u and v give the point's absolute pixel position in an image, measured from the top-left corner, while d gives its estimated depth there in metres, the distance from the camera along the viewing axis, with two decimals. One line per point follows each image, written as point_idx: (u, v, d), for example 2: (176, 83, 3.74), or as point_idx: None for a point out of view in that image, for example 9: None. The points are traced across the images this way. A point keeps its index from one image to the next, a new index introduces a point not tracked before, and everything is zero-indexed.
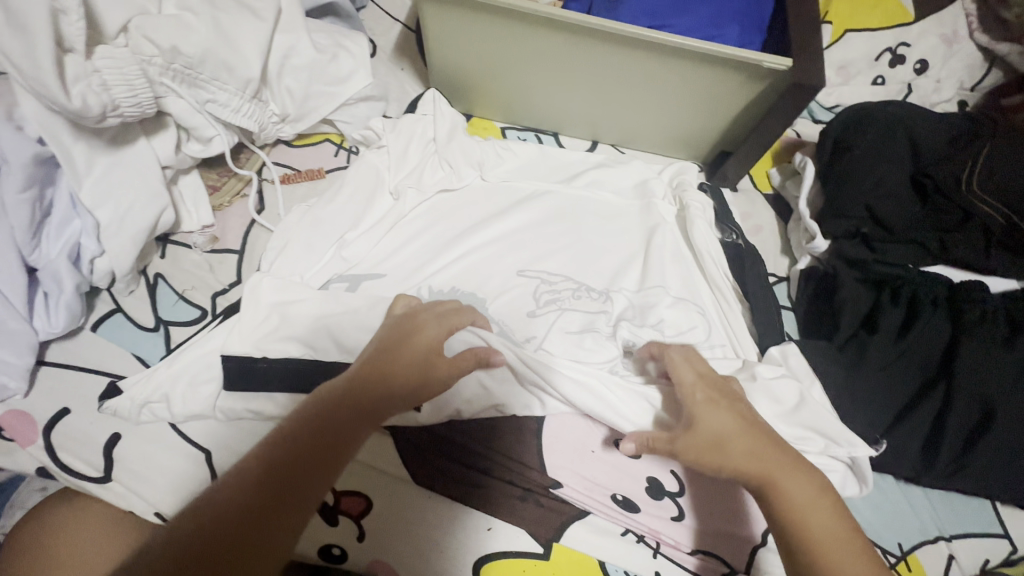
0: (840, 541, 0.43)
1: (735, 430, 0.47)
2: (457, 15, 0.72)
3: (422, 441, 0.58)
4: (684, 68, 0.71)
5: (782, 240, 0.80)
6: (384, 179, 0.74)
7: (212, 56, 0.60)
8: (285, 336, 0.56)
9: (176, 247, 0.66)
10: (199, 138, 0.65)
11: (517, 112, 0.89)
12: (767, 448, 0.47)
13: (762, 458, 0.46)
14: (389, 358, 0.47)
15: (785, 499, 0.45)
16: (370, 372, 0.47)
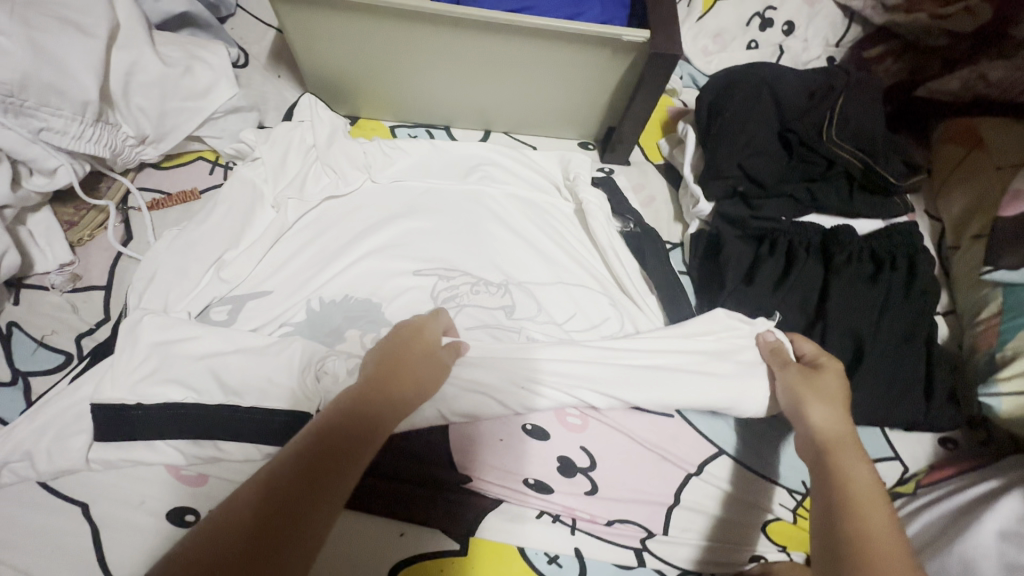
0: (880, 501, 0.42)
1: (825, 422, 0.48)
2: (315, 16, 0.70)
3: None
4: (550, 48, 0.72)
5: (674, 206, 0.82)
6: (262, 192, 0.71)
7: (34, 79, 0.55)
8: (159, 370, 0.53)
9: (31, 291, 0.60)
10: (41, 171, 0.59)
11: (404, 110, 0.87)
12: (844, 427, 0.48)
13: (841, 430, 0.48)
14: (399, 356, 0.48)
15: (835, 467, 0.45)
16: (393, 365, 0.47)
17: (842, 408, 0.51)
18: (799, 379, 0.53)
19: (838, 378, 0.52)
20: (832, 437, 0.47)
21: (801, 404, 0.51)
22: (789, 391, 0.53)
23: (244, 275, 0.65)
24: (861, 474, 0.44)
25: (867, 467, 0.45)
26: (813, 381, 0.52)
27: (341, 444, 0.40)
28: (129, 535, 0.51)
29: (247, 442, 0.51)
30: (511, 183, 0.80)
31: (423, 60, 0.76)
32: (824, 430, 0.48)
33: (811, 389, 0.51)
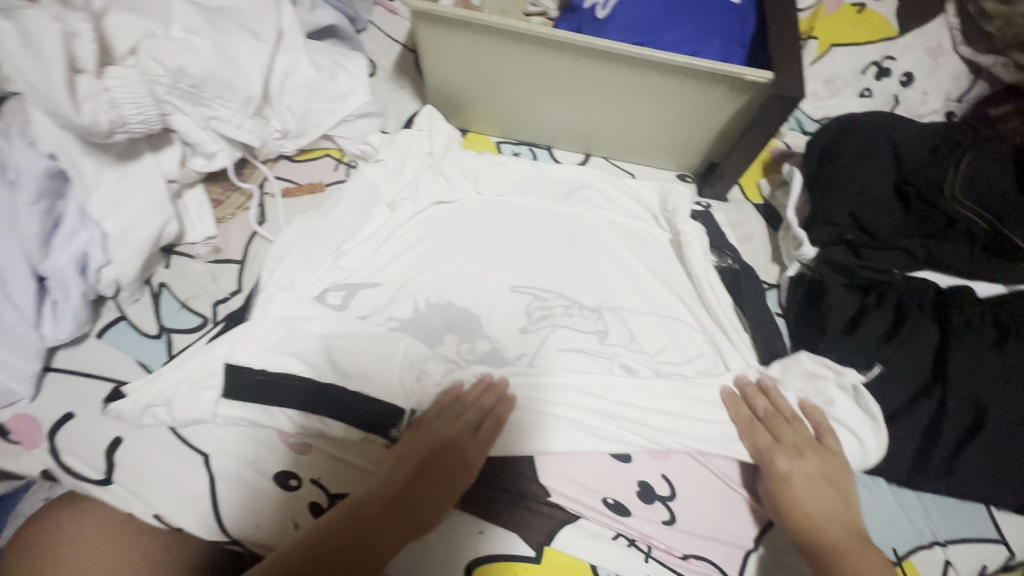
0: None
1: (819, 508, 0.54)
2: (449, 36, 0.75)
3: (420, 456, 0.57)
4: (669, 82, 0.74)
5: (771, 247, 0.81)
6: (381, 191, 0.76)
7: (215, 76, 0.62)
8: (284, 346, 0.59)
9: (179, 258, 0.68)
10: (203, 154, 0.67)
11: (512, 127, 0.91)
12: (838, 522, 0.53)
13: (834, 533, 0.52)
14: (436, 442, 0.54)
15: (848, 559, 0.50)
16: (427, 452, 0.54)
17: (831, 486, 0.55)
18: (793, 474, 0.55)
19: (808, 465, 0.56)
20: (832, 527, 0.53)
21: (796, 497, 0.54)
22: (777, 488, 0.56)
23: (360, 267, 0.70)
24: (866, 566, 0.50)
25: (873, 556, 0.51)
26: (824, 467, 0.56)
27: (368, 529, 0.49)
28: (242, 490, 0.56)
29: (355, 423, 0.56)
30: (610, 209, 0.83)
31: (540, 83, 0.80)
32: (816, 517, 0.53)
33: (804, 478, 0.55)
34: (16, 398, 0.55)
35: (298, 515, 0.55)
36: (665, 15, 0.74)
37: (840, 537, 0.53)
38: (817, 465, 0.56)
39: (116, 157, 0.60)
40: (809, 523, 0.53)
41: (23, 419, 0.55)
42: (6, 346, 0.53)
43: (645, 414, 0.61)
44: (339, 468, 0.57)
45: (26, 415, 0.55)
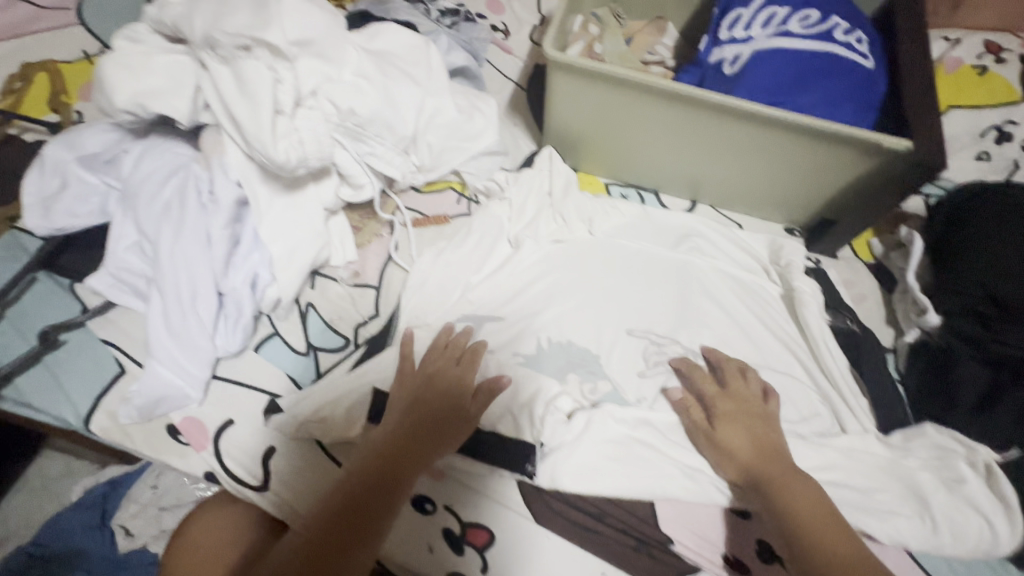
0: (826, 524, 0.54)
1: (748, 445, 0.61)
2: (582, 83, 0.78)
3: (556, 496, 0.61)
4: (798, 142, 0.75)
5: (885, 310, 0.81)
6: (504, 228, 0.80)
7: (379, 118, 0.68)
8: (430, 373, 0.63)
9: (324, 280, 0.72)
10: (352, 184, 0.71)
11: (622, 169, 0.93)
12: (767, 458, 0.59)
13: (767, 467, 0.59)
14: (409, 400, 0.61)
15: (781, 493, 0.56)
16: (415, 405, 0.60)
17: (763, 431, 0.62)
18: (716, 415, 0.64)
19: (732, 407, 0.64)
20: (747, 462, 0.60)
21: (718, 436, 0.62)
22: (711, 411, 0.65)
23: (486, 301, 0.74)
24: (802, 492, 0.56)
25: (804, 494, 0.56)
26: (747, 412, 0.64)
27: (385, 477, 0.56)
28: None
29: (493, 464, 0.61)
30: (723, 258, 0.84)
31: (660, 131, 0.82)
32: (744, 454, 0.60)
33: (742, 424, 0.62)
34: (188, 401, 0.60)
35: (433, 539, 0.60)
36: (800, 76, 0.75)
37: (739, 465, 0.60)
38: (735, 408, 0.64)
39: (286, 186, 0.65)
40: (749, 458, 0.60)
41: (193, 422, 0.60)
42: (188, 355, 0.59)
43: None
44: (470, 498, 0.61)
45: (196, 420, 0.60)
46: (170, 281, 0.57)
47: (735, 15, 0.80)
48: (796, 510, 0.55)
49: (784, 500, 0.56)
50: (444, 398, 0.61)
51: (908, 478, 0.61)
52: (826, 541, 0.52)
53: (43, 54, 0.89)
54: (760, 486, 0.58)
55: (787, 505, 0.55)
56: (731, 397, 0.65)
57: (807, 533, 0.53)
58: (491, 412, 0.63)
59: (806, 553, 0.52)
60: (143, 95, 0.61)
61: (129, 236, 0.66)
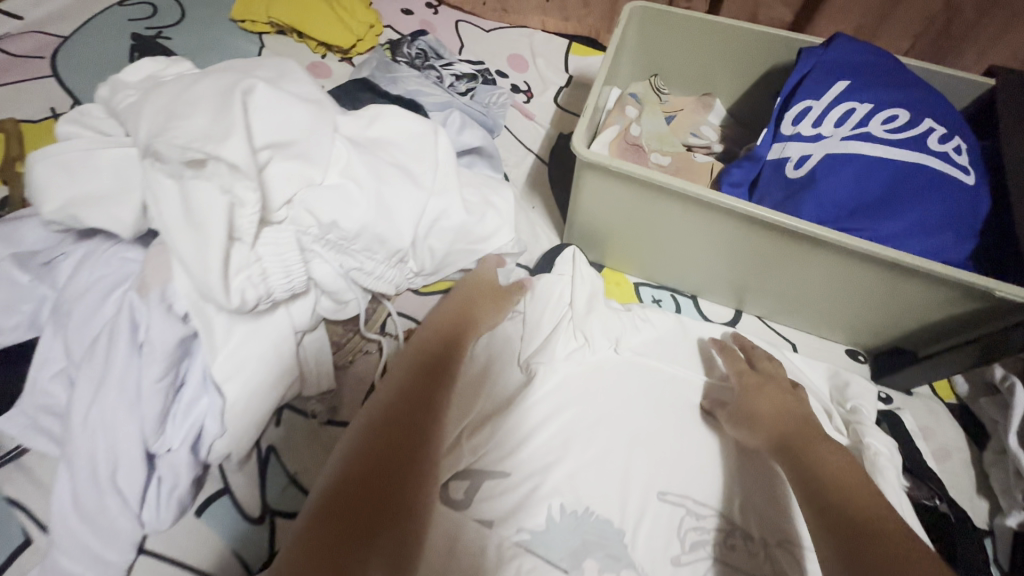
0: (852, 476, 0.50)
1: (773, 410, 0.58)
2: (621, 183, 0.65)
3: None
4: (879, 272, 0.61)
5: (977, 475, 0.66)
6: (515, 349, 0.68)
7: (369, 230, 0.55)
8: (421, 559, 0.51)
9: (294, 415, 0.60)
10: (335, 299, 0.60)
11: (655, 271, 0.79)
12: (788, 419, 0.57)
13: (788, 426, 0.56)
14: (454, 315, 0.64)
15: (801, 456, 0.53)
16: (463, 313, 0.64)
17: (790, 400, 0.59)
18: (743, 388, 0.62)
19: (760, 376, 0.62)
20: (774, 428, 0.57)
21: (749, 405, 0.60)
22: (740, 389, 0.62)
23: (488, 446, 0.60)
24: (827, 457, 0.52)
25: (831, 455, 0.52)
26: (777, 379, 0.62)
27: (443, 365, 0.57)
28: None
29: None
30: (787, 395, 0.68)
31: (710, 241, 0.69)
32: (778, 410, 0.58)
33: (760, 391, 0.61)
34: None
35: None
36: (884, 192, 0.62)
37: (771, 435, 0.57)
38: (757, 380, 0.62)
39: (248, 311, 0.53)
40: (774, 423, 0.57)
41: None
42: (104, 539, 0.46)
43: None
44: None
45: None
46: (83, 452, 0.45)
47: (802, 109, 0.68)
48: (819, 472, 0.51)
49: (809, 461, 0.52)
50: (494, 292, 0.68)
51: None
52: (848, 496, 0.48)
53: (6, 112, 0.79)
54: (790, 452, 0.54)
55: (808, 463, 0.52)
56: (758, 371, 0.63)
57: (840, 487, 0.49)
58: None
59: (828, 497, 0.48)
60: (78, 202, 0.49)
61: (56, 361, 0.54)
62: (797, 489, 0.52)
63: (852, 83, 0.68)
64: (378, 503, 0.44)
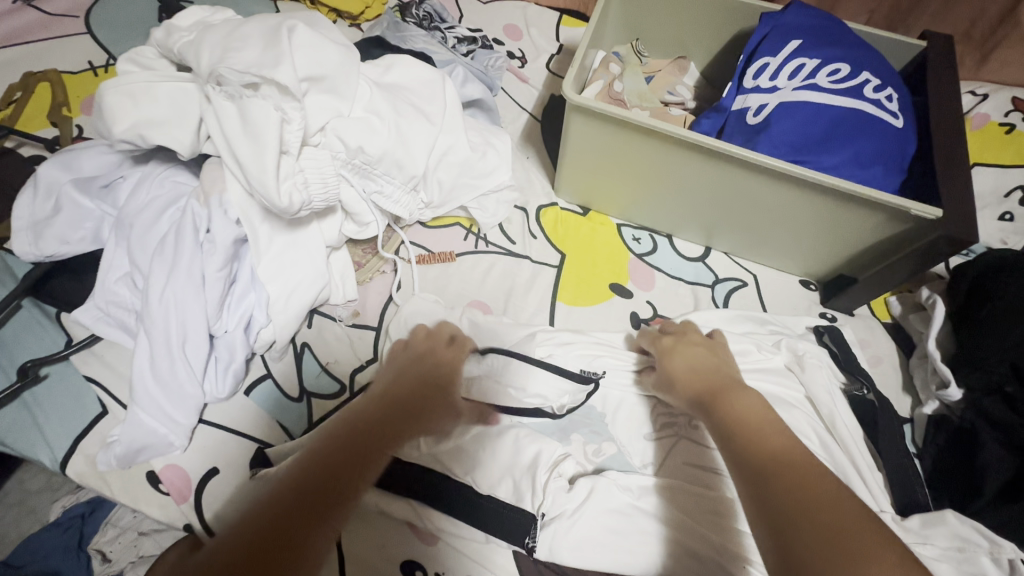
0: (791, 458, 0.48)
1: (693, 365, 0.62)
2: (602, 124, 0.75)
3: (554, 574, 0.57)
4: (823, 202, 0.72)
5: (904, 376, 0.78)
6: (516, 280, 0.80)
7: (389, 156, 0.65)
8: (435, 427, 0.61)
9: (321, 319, 0.69)
10: (357, 221, 0.69)
11: (636, 213, 0.89)
12: (711, 373, 0.60)
13: (707, 378, 0.59)
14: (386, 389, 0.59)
15: (728, 406, 0.55)
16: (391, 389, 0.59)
17: (707, 357, 0.63)
18: (663, 350, 0.66)
19: (699, 348, 0.65)
20: (692, 383, 0.60)
21: (669, 366, 0.64)
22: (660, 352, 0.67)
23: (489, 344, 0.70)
24: (755, 415, 0.53)
25: (753, 403, 0.55)
26: (712, 348, 0.65)
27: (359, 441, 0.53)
28: None
29: (485, 531, 0.56)
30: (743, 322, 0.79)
31: (679, 178, 0.79)
32: (703, 370, 0.61)
33: (680, 350, 0.65)
34: (171, 448, 0.57)
35: None
36: (827, 133, 0.72)
37: (693, 388, 0.60)
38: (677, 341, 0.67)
39: (288, 223, 0.63)
40: (690, 379, 0.61)
41: (173, 470, 0.57)
42: (174, 402, 0.56)
43: None
44: (467, 565, 0.57)
45: (176, 466, 0.57)
46: (160, 324, 0.55)
47: (761, 63, 0.78)
48: (762, 454, 0.49)
49: (751, 436, 0.51)
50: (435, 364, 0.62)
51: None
52: (781, 458, 0.48)
53: (47, 64, 0.87)
54: (712, 410, 0.56)
55: (745, 438, 0.51)
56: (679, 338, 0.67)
57: (801, 485, 0.45)
58: (490, 474, 0.59)
59: (766, 477, 0.47)
60: (146, 124, 0.59)
61: (121, 266, 0.63)
62: (719, 441, 0.53)
63: (804, 42, 0.78)
64: (300, 528, 0.45)
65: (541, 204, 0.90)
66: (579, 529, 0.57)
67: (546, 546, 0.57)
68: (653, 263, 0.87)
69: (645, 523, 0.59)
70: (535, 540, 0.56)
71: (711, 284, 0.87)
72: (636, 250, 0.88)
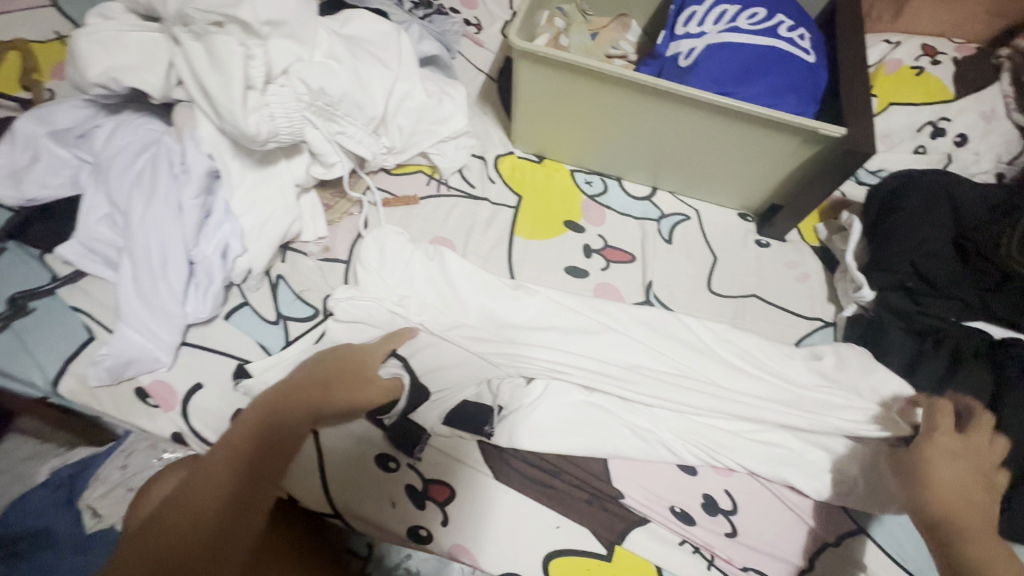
0: None
1: (957, 483, 0.55)
2: (549, 69, 0.82)
3: (524, 463, 0.63)
4: (745, 129, 0.80)
5: (828, 288, 0.86)
6: (477, 220, 0.86)
7: (349, 97, 0.70)
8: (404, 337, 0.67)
9: (294, 254, 0.75)
10: (323, 163, 0.73)
11: (587, 158, 0.96)
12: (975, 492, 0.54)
13: (959, 500, 0.54)
14: (306, 383, 0.58)
15: (956, 533, 0.52)
16: (307, 384, 0.58)
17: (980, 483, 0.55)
18: (926, 449, 0.58)
19: (962, 458, 0.56)
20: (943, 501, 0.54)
21: (931, 466, 0.56)
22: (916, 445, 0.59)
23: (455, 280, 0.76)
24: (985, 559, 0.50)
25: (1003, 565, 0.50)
26: (976, 470, 0.56)
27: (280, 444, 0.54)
28: (346, 469, 0.61)
29: (451, 424, 0.63)
30: (686, 255, 0.88)
31: (624, 120, 0.86)
32: (958, 501, 0.54)
33: (943, 454, 0.57)
34: (157, 365, 0.62)
35: (396, 494, 0.60)
36: (748, 68, 0.80)
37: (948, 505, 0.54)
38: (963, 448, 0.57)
39: (258, 161, 0.68)
40: (942, 495, 0.54)
41: (161, 384, 0.62)
42: (159, 320, 0.61)
43: (711, 443, 0.66)
44: (432, 456, 0.62)
45: (164, 381, 0.62)
46: (142, 248, 0.60)
47: (690, 11, 0.86)
48: None
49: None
50: (356, 375, 0.61)
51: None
52: None
53: (14, 33, 0.90)
54: (937, 526, 0.53)
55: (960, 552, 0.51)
56: (955, 447, 0.57)
57: None
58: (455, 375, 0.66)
59: None
60: (117, 69, 0.63)
61: (100, 208, 0.67)
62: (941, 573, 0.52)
63: None
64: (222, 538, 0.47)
65: (499, 153, 0.96)
66: (540, 416, 0.65)
67: (504, 434, 0.63)
68: (603, 202, 0.94)
69: (603, 416, 0.66)
70: (494, 428, 0.63)
71: (657, 219, 0.93)
72: (588, 191, 0.95)
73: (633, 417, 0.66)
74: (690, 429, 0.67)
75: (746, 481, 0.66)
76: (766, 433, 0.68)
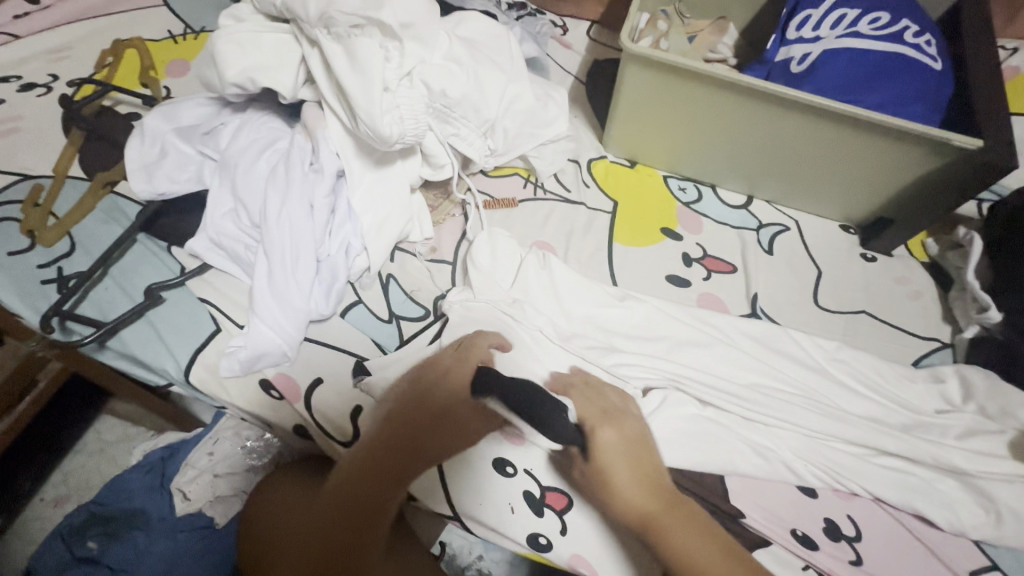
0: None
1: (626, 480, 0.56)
2: (659, 73, 0.80)
3: None
4: (863, 139, 0.77)
5: (942, 308, 0.82)
6: (574, 224, 0.85)
7: (468, 100, 0.71)
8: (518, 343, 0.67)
9: (403, 254, 0.75)
10: (433, 164, 0.73)
11: (682, 164, 0.94)
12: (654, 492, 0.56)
13: (649, 502, 0.55)
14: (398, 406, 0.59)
15: (662, 539, 0.53)
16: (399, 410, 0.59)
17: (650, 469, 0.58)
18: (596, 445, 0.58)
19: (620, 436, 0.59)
20: (640, 505, 0.55)
21: (603, 466, 0.57)
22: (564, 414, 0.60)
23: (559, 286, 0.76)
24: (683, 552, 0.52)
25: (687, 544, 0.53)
26: (628, 457, 0.58)
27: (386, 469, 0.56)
28: (464, 470, 0.61)
29: None
30: (789, 267, 0.85)
31: (730, 127, 0.84)
32: (642, 504, 0.55)
33: (616, 450, 0.58)
34: (282, 360, 0.63)
35: (515, 499, 0.60)
36: (871, 74, 0.77)
37: (640, 512, 0.55)
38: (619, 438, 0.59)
39: (377, 161, 0.68)
40: (632, 496, 0.55)
41: (285, 378, 0.63)
42: (287, 315, 0.62)
43: (832, 464, 0.64)
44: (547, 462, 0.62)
45: (288, 375, 0.63)
46: (277, 244, 0.61)
47: (805, 15, 0.83)
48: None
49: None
50: (442, 397, 0.60)
51: (971, 478, 0.62)
52: None
53: (131, 32, 0.93)
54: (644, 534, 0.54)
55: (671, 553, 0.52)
56: (625, 436, 0.59)
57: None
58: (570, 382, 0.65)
59: None
60: (253, 68, 0.65)
61: (226, 204, 0.68)
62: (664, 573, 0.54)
63: None
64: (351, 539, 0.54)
65: (591, 157, 0.95)
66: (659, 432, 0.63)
67: None
68: (699, 210, 0.92)
69: (721, 431, 0.64)
70: None
71: (756, 228, 0.90)
72: (683, 198, 0.93)
73: (751, 434, 0.64)
74: (810, 450, 0.64)
75: (869, 507, 0.63)
76: (891, 458, 0.64)
